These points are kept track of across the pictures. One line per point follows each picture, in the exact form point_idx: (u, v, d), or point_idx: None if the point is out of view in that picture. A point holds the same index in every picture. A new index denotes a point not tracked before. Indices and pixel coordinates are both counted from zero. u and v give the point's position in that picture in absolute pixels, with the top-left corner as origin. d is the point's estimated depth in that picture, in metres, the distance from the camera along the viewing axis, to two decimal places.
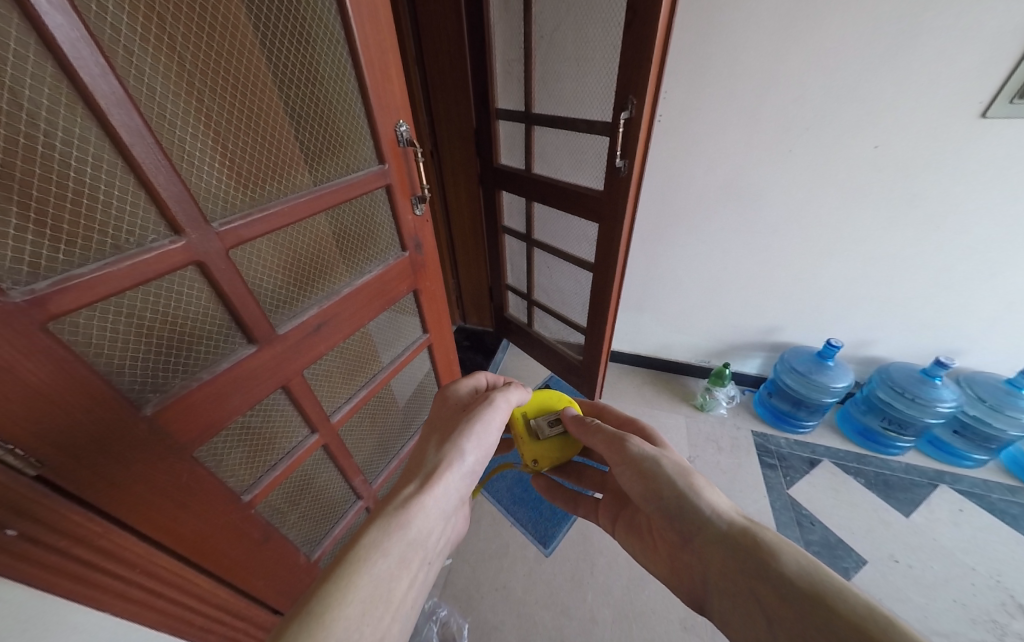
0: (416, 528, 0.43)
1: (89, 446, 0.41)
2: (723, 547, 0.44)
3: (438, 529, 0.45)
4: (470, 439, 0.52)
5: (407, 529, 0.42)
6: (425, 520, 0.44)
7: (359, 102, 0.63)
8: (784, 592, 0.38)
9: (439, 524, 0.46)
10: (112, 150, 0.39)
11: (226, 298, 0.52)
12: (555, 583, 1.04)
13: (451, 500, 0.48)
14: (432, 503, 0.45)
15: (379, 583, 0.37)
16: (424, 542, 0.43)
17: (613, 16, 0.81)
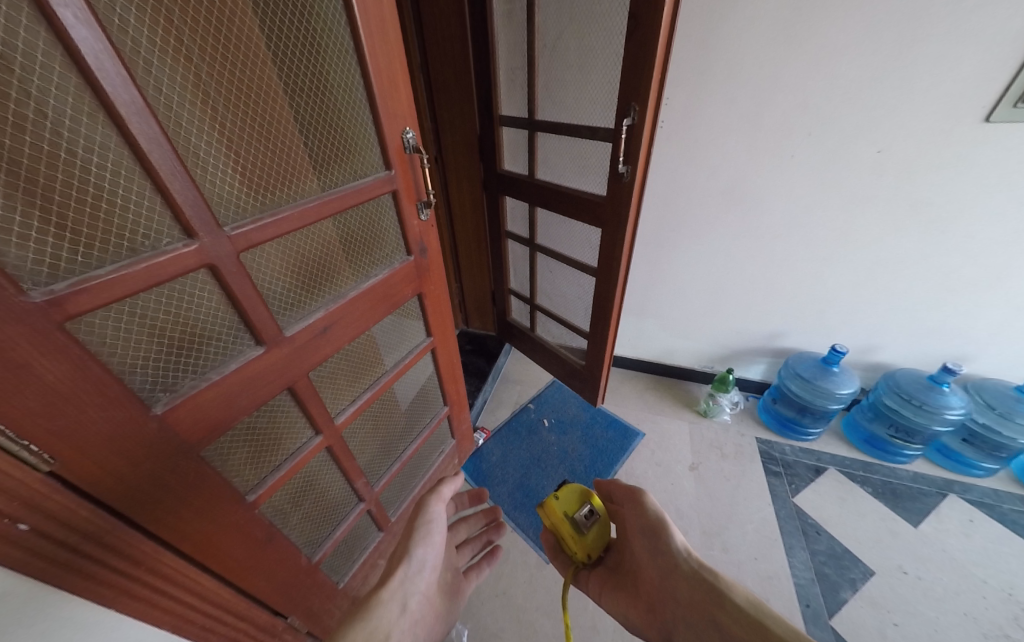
0: (377, 620, 0.62)
1: (99, 442, 0.42)
2: (694, 582, 0.55)
3: (396, 622, 0.64)
4: (416, 543, 0.69)
5: (369, 623, 0.61)
6: (383, 616, 0.62)
7: (367, 109, 0.65)
8: (740, 619, 0.49)
9: (396, 617, 0.64)
10: (130, 157, 0.40)
11: (236, 301, 0.53)
12: (557, 590, 1.03)
13: (406, 596, 0.66)
14: (386, 600, 0.64)
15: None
16: (383, 633, 0.61)
17: (615, 24, 0.83)
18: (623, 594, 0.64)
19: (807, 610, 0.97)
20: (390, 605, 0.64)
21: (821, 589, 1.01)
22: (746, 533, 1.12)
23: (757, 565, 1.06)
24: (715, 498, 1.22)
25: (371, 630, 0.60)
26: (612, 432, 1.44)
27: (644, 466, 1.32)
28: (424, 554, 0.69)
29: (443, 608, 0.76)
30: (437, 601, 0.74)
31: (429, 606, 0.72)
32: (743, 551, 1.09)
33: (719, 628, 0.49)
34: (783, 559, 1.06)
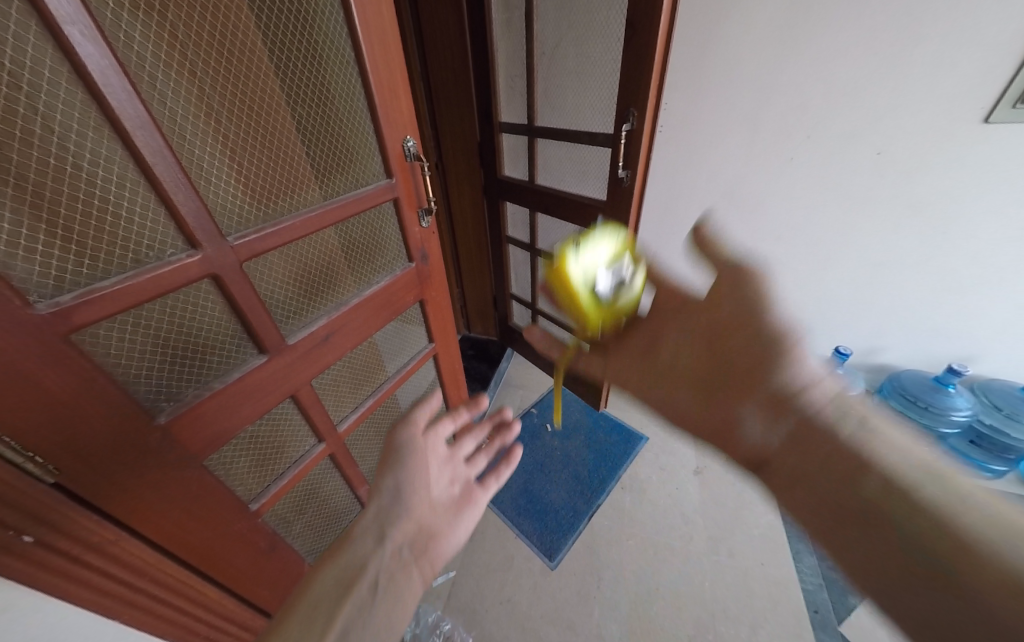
0: (348, 556, 0.47)
1: (104, 454, 0.42)
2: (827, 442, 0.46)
3: (377, 563, 0.49)
4: (387, 469, 0.54)
5: (339, 561, 0.46)
6: (355, 551, 0.48)
7: (368, 120, 0.65)
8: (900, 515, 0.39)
9: (377, 557, 0.49)
10: (135, 170, 0.41)
11: (239, 310, 0.53)
12: (562, 597, 1.02)
13: (384, 526, 0.51)
14: (359, 532, 0.49)
15: (310, 620, 0.41)
16: (358, 572, 0.47)
17: (613, 32, 0.84)
18: (698, 346, 0.60)
19: (815, 616, 0.96)
20: (365, 539, 0.49)
21: (829, 594, 1.00)
22: (753, 538, 1.11)
23: (764, 570, 1.05)
24: (721, 502, 1.21)
25: (342, 571, 0.46)
26: (615, 436, 1.43)
27: (648, 470, 1.31)
28: (397, 478, 0.54)
29: (454, 521, 0.57)
30: (443, 528, 0.56)
31: (431, 539, 0.54)
32: (750, 556, 1.08)
33: (867, 515, 0.41)
34: (790, 564, 1.05)
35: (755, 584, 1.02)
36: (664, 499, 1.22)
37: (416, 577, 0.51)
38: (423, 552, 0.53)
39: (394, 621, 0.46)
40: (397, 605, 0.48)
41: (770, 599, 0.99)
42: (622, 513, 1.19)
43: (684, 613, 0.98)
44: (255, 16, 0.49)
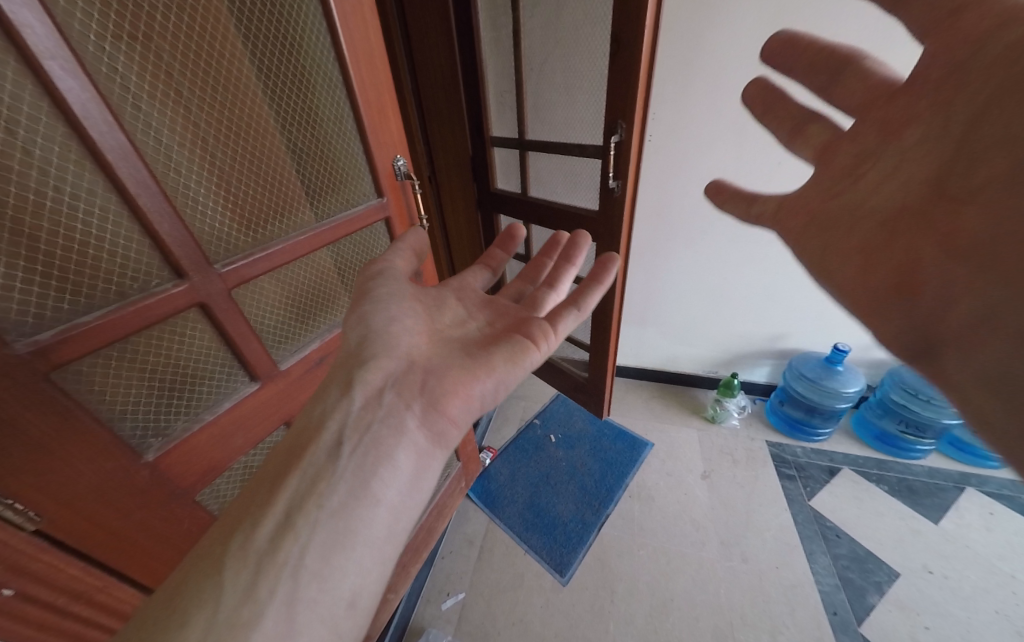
0: (306, 422, 0.41)
1: (90, 496, 0.40)
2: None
3: (343, 416, 0.41)
4: (352, 308, 0.48)
5: (299, 425, 0.41)
6: (317, 410, 0.42)
7: (358, 140, 0.65)
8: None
9: (345, 410, 0.42)
10: (118, 201, 0.40)
11: (229, 338, 0.52)
12: (575, 613, 0.99)
13: (355, 375, 0.44)
14: (322, 394, 0.43)
15: (261, 492, 0.37)
16: (317, 431, 0.40)
17: (598, 46, 0.85)
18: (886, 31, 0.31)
19: (834, 618, 0.94)
20: (331, 396, 0.43)
21: (847, 595, 0.97)
22: (765, 541, 1.09)
23: (780, 574, 1.02)
24: (730, 505, 1.19)
25: (300, 432, 0.40)
26: (620, 443, 1.41)
27: (656, 477, 1.29)
28: (364, 318, 0.47)
29: (480, 370, 0.46)
30: (456, 386, 0.45)
31: (431, 383, 0.45)
32: (764, 560, 1.05)
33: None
34: (804, 566, 1.03)
35: (771, 589, 1.00)
36: (673, 506, 1.20)
37: (412, 426, 0.43)
38: (426, 399, 0.44)
39: (375, 483, 0.38)
40: (379, 464, 0.39)
41: (787, 604, 0.97)
42: (631, 523, 1.17)
43: (701, 622, 0.95)
44: (242, 40, 0.49)
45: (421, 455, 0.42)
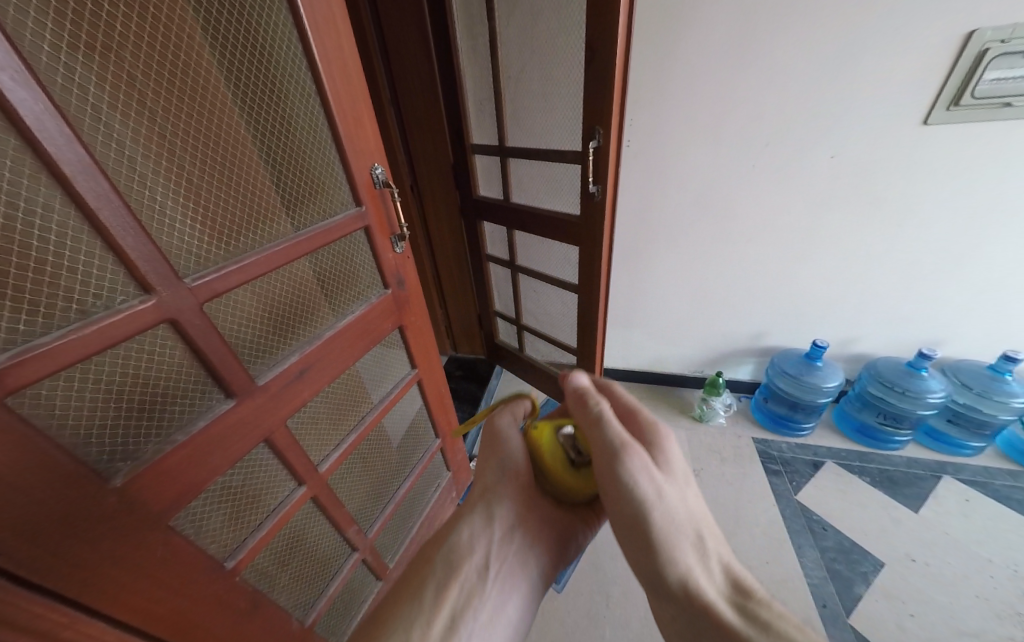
0: (455, 540, 0.56)
1: (52, 526, 0.38)
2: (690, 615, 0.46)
3: (485, 542, 0.56)
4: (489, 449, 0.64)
5: (447, 545, 0.56)
6: (466, 531, 0.57)
7: (334, 149, 0.64)
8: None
9: (486, 538, 0.57)
10: (78, 217, 0.38)
11: (202, 355, 0.50)
12: (571, 620, 0.98)
13: (491, 508, 0.58)
14: (467, 514, 0.58)
15: (418, 602, 0.51)
16: (465, 556, 0.55)
17: (573, 55, 0.86)
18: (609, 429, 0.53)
19: (824, 611, 0.95)
20: (474, 521, 0.58)
21: (835, 587, 0.99)
22: (755, 538, 1.11)
23: (770, 569, 1.04)
24: (720, 503, 1.20)
25: (449, 554, 0.55)
26: None
27: None
28: (501, 460, 0.62)
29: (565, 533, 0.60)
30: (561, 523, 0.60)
31: (540, 524, 0.59)
32: (755, 556, 1.06)
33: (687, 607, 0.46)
34: (794, 560, 1.05)
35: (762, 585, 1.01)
36: None
37: (531, 558, 0.57)
38: (536, 539, 0.58)
39: (508, 608, 0.53)
40: (504, 593, 0.54)
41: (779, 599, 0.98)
42: None
43: None
44: (210, 50, 0.48)
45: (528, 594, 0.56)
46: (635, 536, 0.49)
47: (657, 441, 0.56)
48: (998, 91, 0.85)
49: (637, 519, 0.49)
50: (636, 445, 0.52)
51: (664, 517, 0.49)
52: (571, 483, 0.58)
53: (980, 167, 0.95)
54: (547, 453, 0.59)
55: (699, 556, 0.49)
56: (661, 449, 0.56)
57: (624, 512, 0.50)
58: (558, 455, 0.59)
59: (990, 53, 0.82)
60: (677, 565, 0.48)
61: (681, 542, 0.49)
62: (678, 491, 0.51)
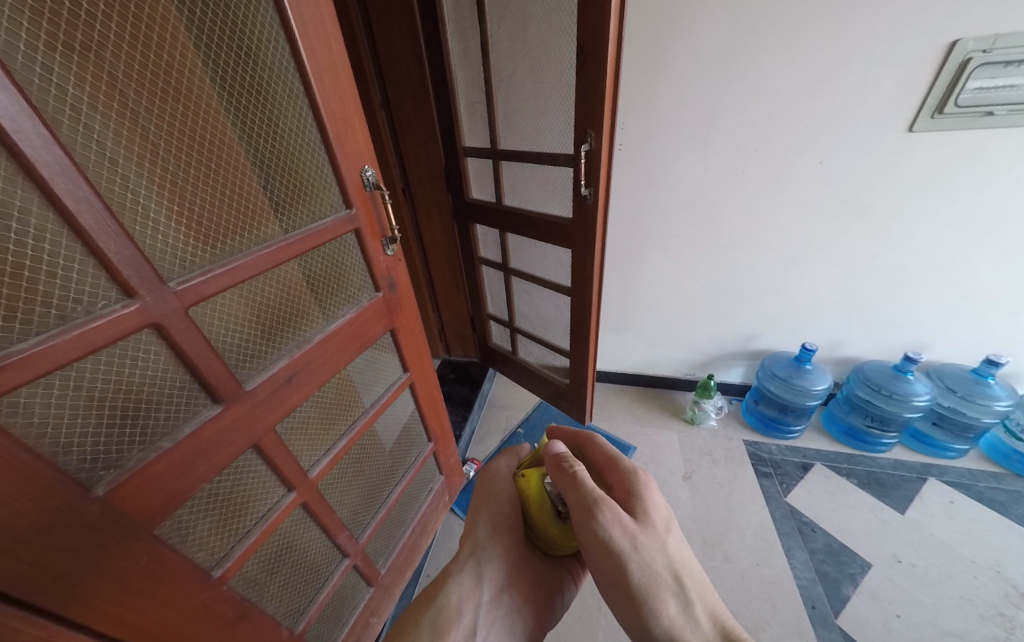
0: (443, 602, 0.56)
1: (27, 537, 0.37)
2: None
3: (473, 606, 0.57)
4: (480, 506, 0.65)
5: (435, 607, 0.56)
6: (454, 592, 0.57)
7: (323, 151, 0.64)
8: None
9: (474, 601, 0.57)
10: (56, 220, 0.37)
11: (188, 360, 0.49)
12: (564, 624, 0.98)
13: (480, 568, 0.59)
14: (456, 575, 0.59)
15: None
16: (453, 620, 0.55)
17: (565, 60, 0.86)
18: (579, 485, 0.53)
19: (813, 612, 0.96)
20: (462, 583, 0.59)
21: (824, 588, 1.00)
22: (746, 539, 1.12)
23: (760, 570, 1.05)
24: (711, 505, 1.21)
25: (436, 619, 0.55)
26: None
27: None
28: (491, 516, 0.64)
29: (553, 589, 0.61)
30: (549, 585, 0.61)
31: (528, 586, 0.60)
32: (745, 558, 1.07)
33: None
34: (783, 562, 1.06)
35: (753, 587, 1.02)
36: None
37: (518, 622, 0.58)
38: (524, 602, 0.59)
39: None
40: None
41: (768, 601, 0.99)
42: None
43: None
44: (195, 49, 0.47)
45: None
46: (616, 591, 0.46)
47: (637, 489, 0.54)
48: (980, 100, 0.87)
49: (613, 571, 0.46)
50: (611, 500, 0.50)
51: (642, 568, 0.46)
52: (556, 535, 0.60)
53: (962, 175, 0.97)
54: (533, 504, 0.61)
55: (683, 604, 0.44)
56: (642, 499, 0.53)
57: (603, 568, 0.47)
58: (545, 508, 0.61)
59: (973, 61, 0.83)
60: (661, 616, 0.44)
61: (662, 591, 0.45)
62: (657, 543, 0.48)
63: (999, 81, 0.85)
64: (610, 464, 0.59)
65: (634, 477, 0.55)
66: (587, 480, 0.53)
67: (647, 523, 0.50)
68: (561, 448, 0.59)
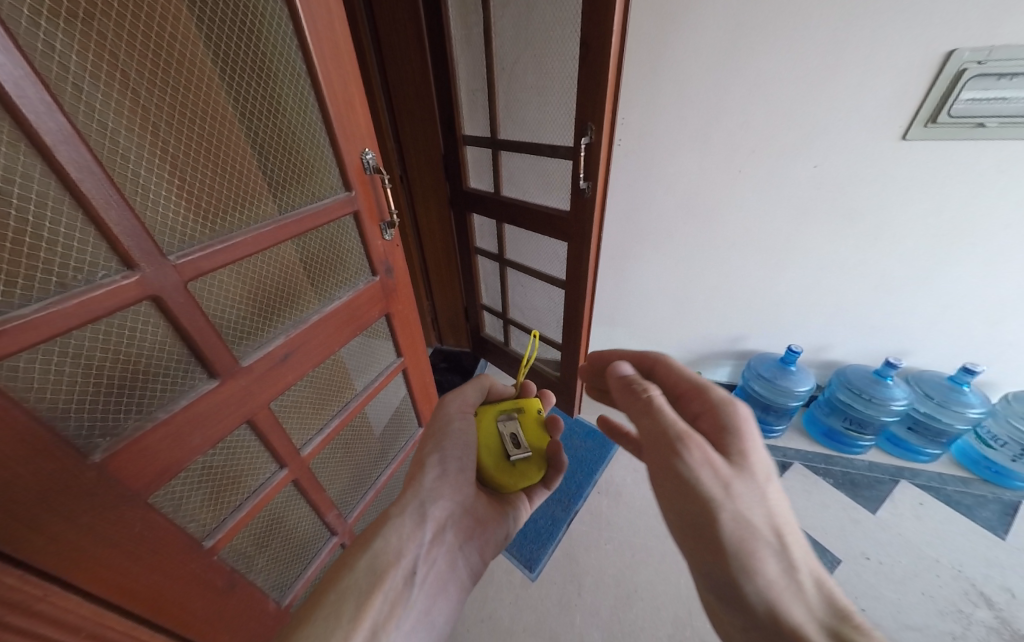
0: (382, 546, 0.56)
1: (27, 497, 0.38)
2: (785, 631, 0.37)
3: (414, 547, 0.57)
4: (433, 448, 0.65)
5: (373, 550, 0.55)
6: (394, 535, 0.57)
7: (324, 132, 0.64)
8: None
9: (414, 543, 0.57)
10: (58, 186, 0.37)
11: (186, 333, 0.50)
12: (543, 608, 1.02)
13: (424, 508, 0.60)
14: (397, 516, 0.59)
15: (336, 617, 0.47)
16: (392, 562, 0.54)
17: (568, 51, 0.87)
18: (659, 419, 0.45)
19: None
20: (404, 525, 0.58)
21: None
22: None
23: None
24: None
25: (373, 561, 0.54)
26: (590, 442, 1.46)
27: (624, 474, 1.34)
28: (439, 459, 0.64)
29: (492, 525, 0.65)
30: (484, 515, 0.65)
31: None
32: None
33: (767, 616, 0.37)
34: None
35: None
36: (640, 501, 1.26)
37: (457, 559, 0.61)
38: (462, 538, 0.62)
39: (431, 610, 0.55)
40: (428, 585, 0.56)
41: None
42: (599, 518, 1.21)
43: (662, 611, 1.00)
44: (197, 23, 0.47)
45: (446, 590, 0.58)
46: (701, 547, 0.41)
47: (731, 426, 0.45)
48: (972, 111, 0.89)
49: (704, 526, 0.40)
50: (698, 438, 0.43)
51: (737, 519, 0.40)
52: (499, 473, 0.63)
53: (950, 185, 0.99)
54: (485, 445, 0.65)
55: (786, 566, 0.39)
56: (740, 437, 0.44)
57: (687, 514, 0.41)
58: (493, 449, 0.65)
59: (968, 72, 0.85)
60: (757, 578, 0.38)
61: (761, 549, 0.39)
62: (757, 494, 0.41)
63: (992, 93, 0.86)
64: (694, 388, 0.50)
65: (726, 410, 0.46)
66: (669, 412, 0.45)
67: (745, 467, 0.42)
68: (630, 370, 0.53)
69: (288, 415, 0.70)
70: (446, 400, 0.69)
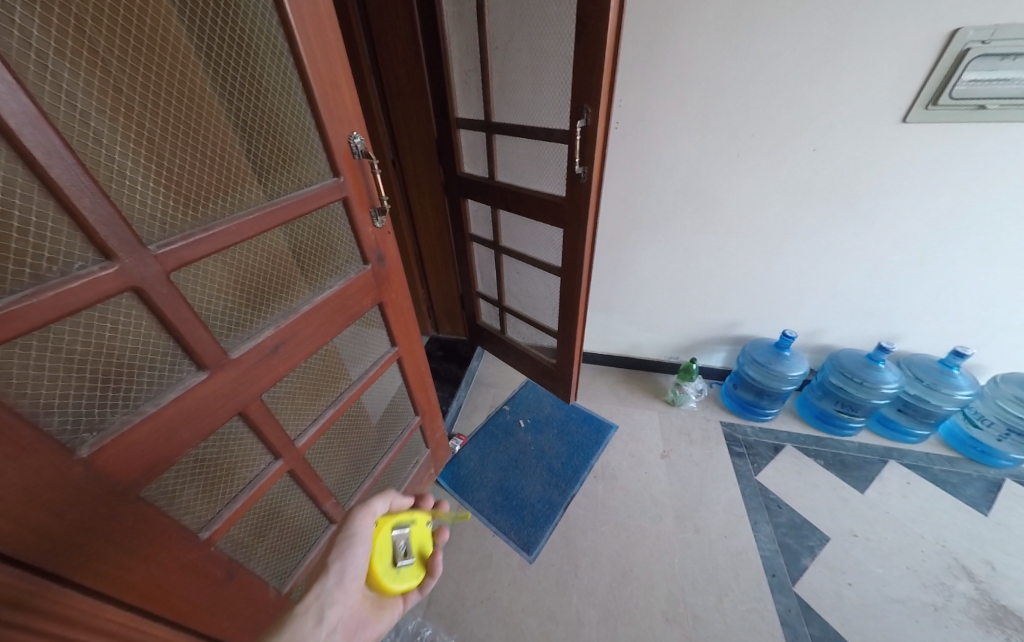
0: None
1: (10, 495, 0.37)
2: None
3: None
4: (336, 550, 0.59)
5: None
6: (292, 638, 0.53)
7: (309, 114, 0.61)
8: None
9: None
10: (26, 173, 0.35)
11: (171, 325, 0.49)
12: (540, 589, 1.04)
13: (323, 609, 0.56)
14: (300, 614, 0.55)
15: None
16: None
17: (565, 28, 0.83)
18: None
19: (772, 579, 1.04)
20: (303, 623, 0.55)
21: (784, 558, 1.08)
22: (716, 513, 1.18)
23: (727, 542, 1.12)
24: (686, 482, 1.28)
25: None
26: (586, 427, 1.48)
27: (619, 458, 1.36)
28: (344, 562, 0.59)
29: (384, 624, 0.63)
30: (368, 620, 0.61)
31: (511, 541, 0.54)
32: (715, 530, 1.14)
33: None
34: (749, 534, 1.13)
35: (719, 556, 1.09)
36: (634, 484, 1.28)
37: None
38: None
39: None
40: None
41: (732, 569, 1.06)
42: (595, 501, 1.24)
43: (657, 590, 1.03)
44: None
45: None
46: None
47: None
48: (974, 92, 0.87)
49: None
50: None
51: None
52: (382, 580, 0.60)
53: (949, 168, 0.98)
54: (374, 551, 0.62)
55: None
56: None
57: None
58: (383, 553, 0.62)
59: (971, 52, 0.83)
60: None
61: None
62: None
63: (994, 74, 0.84)
64: None
65: None
66: None
67: None
68: None
69: (284, 409, 0.70)
70: (361, 510, 0.63)
